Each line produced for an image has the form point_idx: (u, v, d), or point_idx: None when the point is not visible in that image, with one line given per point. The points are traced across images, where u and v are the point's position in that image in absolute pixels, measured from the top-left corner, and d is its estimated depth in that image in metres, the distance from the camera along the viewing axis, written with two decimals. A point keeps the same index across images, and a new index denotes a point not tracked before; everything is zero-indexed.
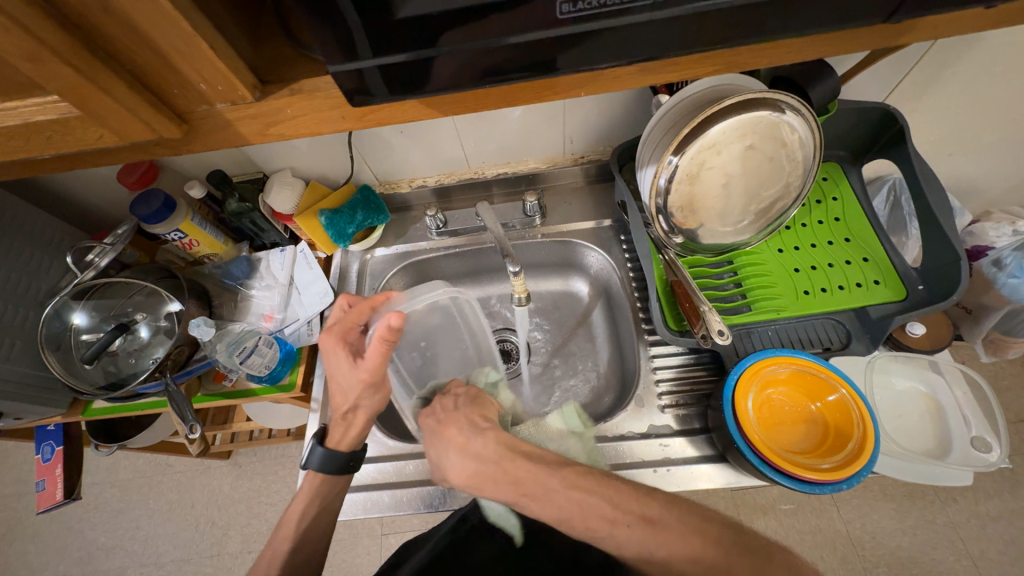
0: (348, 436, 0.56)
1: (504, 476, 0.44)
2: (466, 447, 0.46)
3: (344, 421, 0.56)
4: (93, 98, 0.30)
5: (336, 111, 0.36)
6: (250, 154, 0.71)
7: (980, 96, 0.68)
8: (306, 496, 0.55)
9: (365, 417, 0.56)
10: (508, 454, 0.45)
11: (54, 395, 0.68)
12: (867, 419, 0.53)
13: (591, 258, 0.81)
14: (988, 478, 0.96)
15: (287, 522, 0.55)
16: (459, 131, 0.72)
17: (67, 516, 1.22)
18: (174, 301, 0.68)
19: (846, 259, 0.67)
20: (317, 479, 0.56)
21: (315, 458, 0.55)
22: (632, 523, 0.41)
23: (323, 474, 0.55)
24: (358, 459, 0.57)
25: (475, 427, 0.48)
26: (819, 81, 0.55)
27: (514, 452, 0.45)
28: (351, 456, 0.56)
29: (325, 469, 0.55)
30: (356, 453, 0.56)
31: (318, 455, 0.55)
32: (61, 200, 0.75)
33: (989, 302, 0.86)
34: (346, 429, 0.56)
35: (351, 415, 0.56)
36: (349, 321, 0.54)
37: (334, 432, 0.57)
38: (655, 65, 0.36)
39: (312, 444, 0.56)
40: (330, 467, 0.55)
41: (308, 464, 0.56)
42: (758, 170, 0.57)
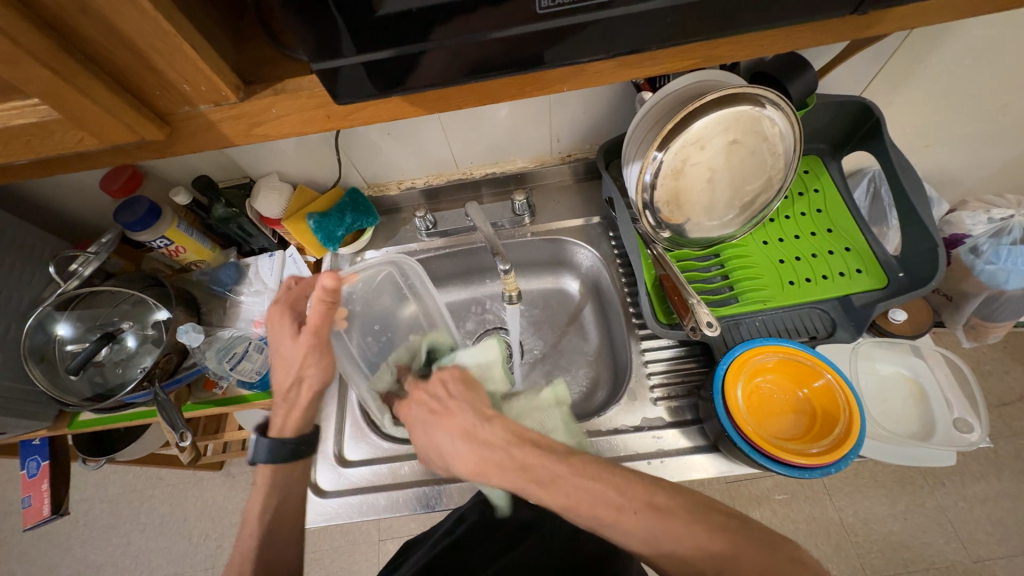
0: (294, 421, 0.57)
1: (510, 461, 0.45)
2: (473, 434, 0.48)
3: (285, 404, 0.57)
4: (72, 101, 0.30)
5: (320, 110, 0.36)
6: (236, 158, 0.71)
7: (952, 88, 0.70)
8: (260, 489, 0.54)
9: (310, 392, 0.56)
10: (515, 440, 0.46)
11: (40, 407, 0.67)
12: (852, 402, 0.54)
13: (581, 254, 0.82)
14: (973, 461, 0.98)
15: (248, 518, 0.53)
16: (446, 132, 0.72)
17: (55, 534, 1.19)
18: (161, 309, 0.67)
19: (828, 249, 0.68)
20: (268, 470, 0.55)
21: (259, 448, 0.55)
22: (628, 509, 0.40)
23: (272, 463, 0.54)
24: (310, 443, 0.56)
25: (481, 414, 0.49)
26: (797, 76, 0.57)
27: (520, 438, 0.46)
28: (300, 440, 0.55)
29: (271, 458, 0.54)
30: (304, 435, 0.56)
31: (266, 446, 0.54)
32: (42, 209, 0.74)
33: (968, 288, 0.88)
34: (289, 410, 0.57)
35: (293, 394, 0.56)
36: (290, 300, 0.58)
37: (274, 419, 0.57)
38: (635, 59, 0.37)
39: (256, 435, 0.56)
40: (280, 453, 0.54)
41: (256, 457, 0.55)
42: (740, 163, 0.58)
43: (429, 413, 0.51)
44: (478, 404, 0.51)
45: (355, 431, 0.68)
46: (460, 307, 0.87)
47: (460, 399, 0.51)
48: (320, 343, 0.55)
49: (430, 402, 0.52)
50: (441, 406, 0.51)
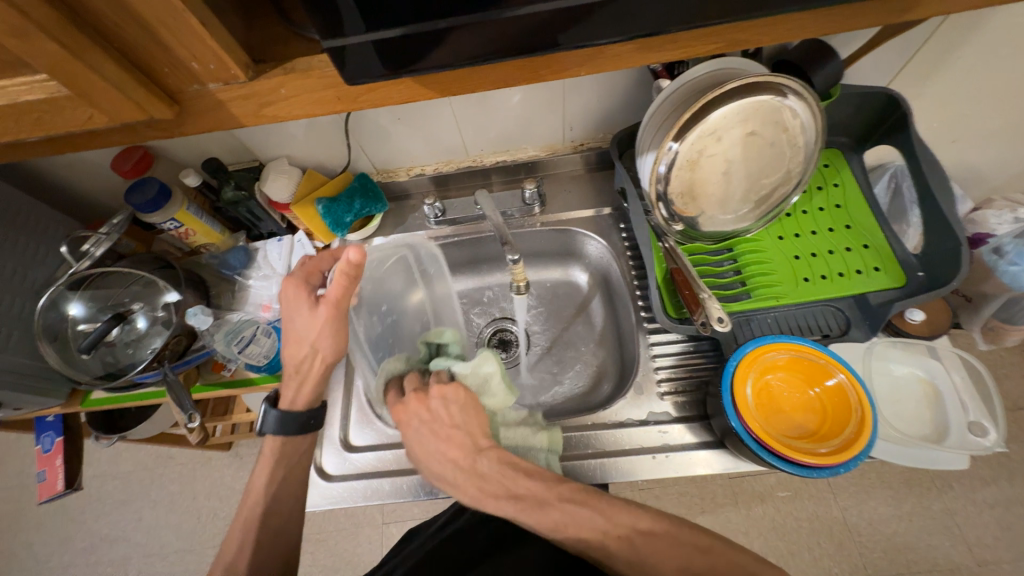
0: (305, 394, 0.56)
1: (505, 494, 0.44)
2: (469, 466, 0.46)
3: (296, 377, 0.56)
4: (81, 76, 0.29)
5: (330, 91, 0.36)
6: (245, 141, 0.70)
7: (984, 80, 0.67)
8: (269, 460, 0.55)
9: (323, 365, 0.55)
10: (512, 471, 0.46)
11: (53, 385, 0.68)
12: (864, 403, 0.54)
13: (591, 246, 0.80)
14: (984, 465, 0.97)
15: (254, 492, 0.54)
16: (458, 118, 0.71)
17: (70, 507, 1.22)
18: (171, 291, 0.67)
19: (846, 246, 0.66)
20: (276, 441, 0.56)
21: (269, 420, 0.55)
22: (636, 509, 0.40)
23: (280, 435, 0.55)
24: (319, 418, 0.57)
25: (479, 445, 0.47)
26: (822, 65, 0.55)
27: (515, 470, 0.46)
28: (310, 414, 0.56)
29: (280, 429, 0.55)
30: (314, 410, 0.57)
31: (274, 418, 0.55)
32: (55, 189, 0.74)
33: (989, 290, 0.86)
34: (300, 385, 0.56)
35: (307, 370, 0.55)
36: (304, 272, 0.55)
37: (285, 392, 0.56)
38: (656, 43, 0.36)
39: (265, 407, 0.56)
40: (289, 425, 0.55)
41: (264, 428, 0.56)
42: (759, 155, 0.56)
43: (430, 434, 0.48)
44: (482, 432, 0.49)
45: (360, 417, 0.69)
46: (467, 296, 0.87)
47: (460, 422, 0.49)
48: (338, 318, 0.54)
49: (431, 423, 0.49)
50: (440, 427, 0.48)
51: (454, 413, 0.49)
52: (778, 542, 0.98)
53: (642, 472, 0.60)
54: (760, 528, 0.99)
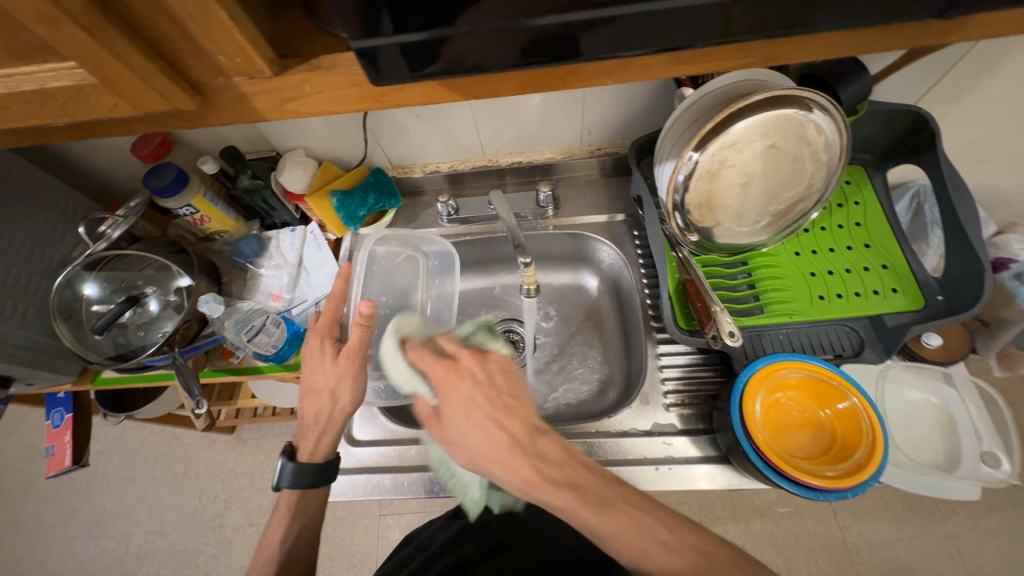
0: (318, 445, 0.56)
1: (562, 480, 0.40)
2: (526, 446, 0.42)
3: (315, 429, 0.56)
4: (108, 66, 0.29)
5: (353, 90, 0.36)
6: (263, 131, 0.71)
7: (1018, 102, 0.65)
8: (284, 515, 0.55)
9: (341, 416, 0.55)
10: (569, 457, 0.42)
11: (65, 363, 0.69)
12: (877, 427, 0.52)
13: (603, 252, 0.80)
14: (991, 493, 0.95)
15: (268, 545, 0.54)
16: (476, 117, 0.70)
17: (75, 480, 1.25)
18: (184, 276, 0.68)
19: (864, 265, 0.65)
20: (291, 496, 0.56)
21: (284, 474, 0.55)
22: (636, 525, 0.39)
23: (294, 489, 0.55)
24: (331, 469, 0.56)
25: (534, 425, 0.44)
26: (851, 81, 0.54)
27: (574, 457, 0.42)
28: (327, 466, 0.56)
29: (294, 484, 0.55)
30: (329, 461, 0.56)
31: (289, 472, 0.55)
32: (76, 170, 0.75)
33: (1008, 316, 0.84)
34: (319, 436, 0.56)
35: (324, 420, 0.55)
36: (330, 323, 0.57)
37: (302, 443, 0.56)
38: (684, 54, 0.35)
39: (283, 460, 0.56)
40: (303, 479, 0.55)
41: (279, 483, 0.55)
42: (781, 170, 0.55)
43: (484, 403, 0.44)
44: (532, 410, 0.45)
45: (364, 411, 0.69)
46: (476, 295, 0.86)
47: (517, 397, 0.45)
48: (358, 371, 0.55)
49: (486, 390, 0.45)
50: (484, 403, 0.44)
51: (494, 380, 0.46)
52: (775, 558, 0.97)
53: (644, 483, 0.60)
54: (758, 543, 0.98)
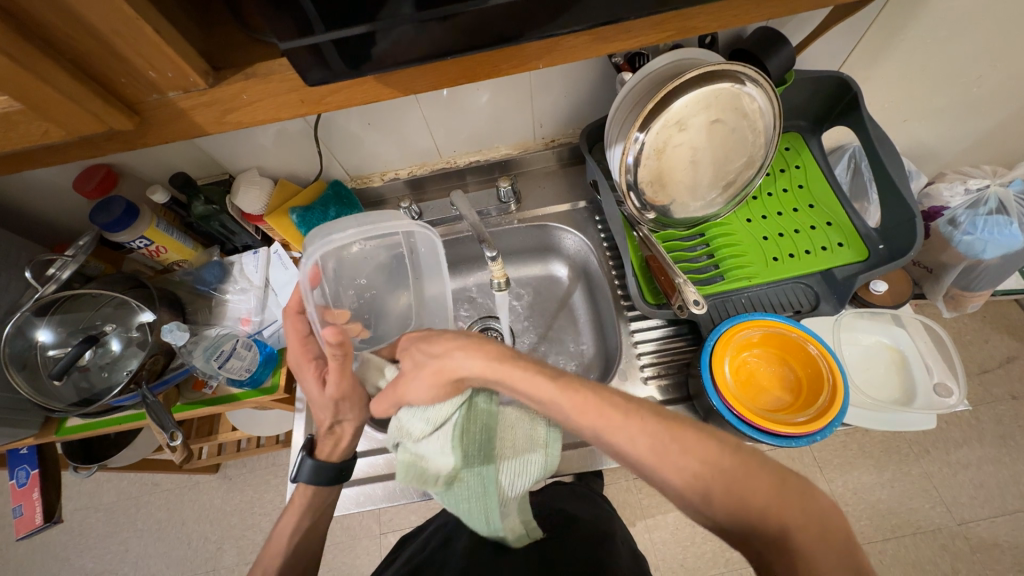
0: (332, 448, 0.57)
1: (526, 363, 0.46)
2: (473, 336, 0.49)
3: (332, 435, 0.57)
4: (34, 89, 0.29)
5: (293, 94, 0.36)
6: (213, 154, 0.69)
7: (927, 61, 0.71)
8: (296, 508, 0.55)
9: (356, 425, 0.57)
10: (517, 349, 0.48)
11: (24, 415, 0.66)
12: (836, 370, 0.55)
13: (568, 240, 0.82)
14: (956, 427, 1.02)
15: (280, 538, 0.55)
16: (429, 121, 0.71)
17: (51, 544, 1.18)
18: (145, 310, 0.66)
19: (810, 224, 0.69)
20: (305, 493, 0.56)
21: (304, 470, 0.55)
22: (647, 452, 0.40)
23: (315, 484, 0.55)
24: (350, 469, 0.57)
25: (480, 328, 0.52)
26: (775, 52, 0.57)
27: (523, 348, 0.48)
28: (345, 465, 0.56)
29: (311, 481, 0.55)
30: (347, 462, 0.57)
31: (307, 471, 0.55)
32: (15, 213, 0.72)
33: (947, 260, 0.90)
34: (338, 440, 0.57)
35: (338, 425, 0.56)
36: (299, 345, 0.55)
37: (321, 445, 0.57)
38: (610, 33, 0.37)
39: (301, 455, 0.56)
40: (322, 476, 0.55)
41: (298, 476, 0.55)
42: (722, 142, 0.58)
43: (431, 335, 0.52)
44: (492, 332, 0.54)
45: None
46: None
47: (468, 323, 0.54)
48: (351, 391, 0.54)
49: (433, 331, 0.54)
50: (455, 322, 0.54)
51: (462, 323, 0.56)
52: None
53: None
54: None
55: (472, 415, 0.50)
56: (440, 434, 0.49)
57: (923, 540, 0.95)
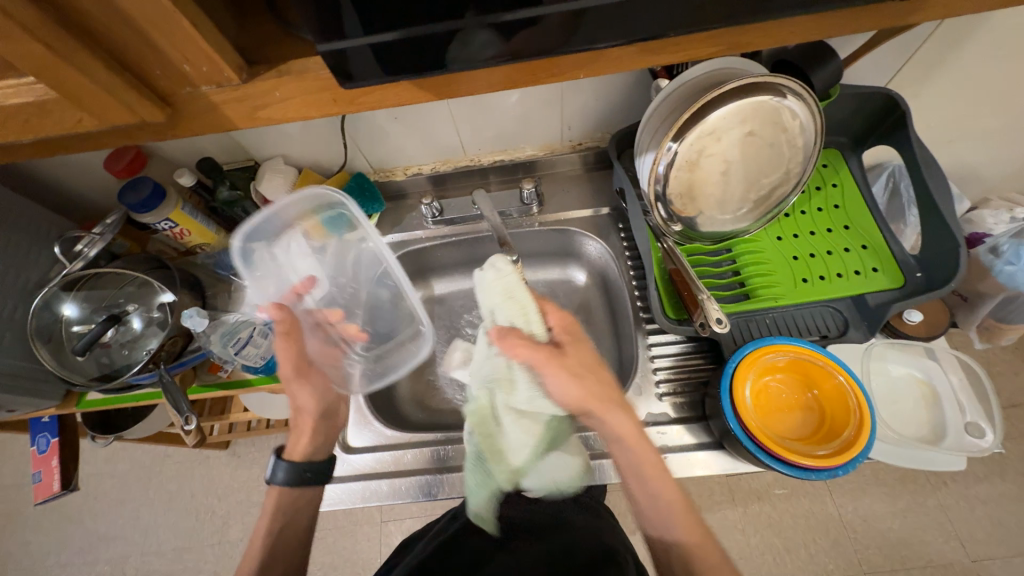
0: (306, 445, 0.60)
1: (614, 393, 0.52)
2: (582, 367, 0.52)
3: (297, 429, 0.61)
4: (68, 78, 0.29)
5: (325, 93, 0.35)
6: (240, 140, 0.70)
7: (983, 81, 0.67)
8: (269, 511, 0.56)
9: (320, 417, 0.61)
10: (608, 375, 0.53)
11: (47, 386, 0.67)
12: (863, 404, 0.53)
13: (589, 246, 0.80)
14: (979, 462, 0.98)
15: (254, 541, 0.55)
16: (455, 117, 0.70)
17: (66, 506, 1.22)
18: (166, 292, 0.67)
19: (844, 246, 0.66)
20: (286, 496, 0.57)
21: (280, 469, 0.57)
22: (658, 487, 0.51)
23: (291, 484, 0.57)
24: (317, 469, 0.58)
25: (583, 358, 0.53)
26: (822, 66, 0.55)
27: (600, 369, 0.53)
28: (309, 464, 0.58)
29: (287, 480, 0.56)
30: (314, 461, 0.58)
31: (283, 469, 0.57)
32: (48, 189, 0.73)
33: (985, 289, 0.86)
34: (298, 437, 0.60)
35: (300, 420, 0.61)
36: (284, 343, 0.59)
37: (296, 444, 0.60)
38: (655, 45, 0.35)
39: (272, 458, 0.58)
40: (292, 475, 0.57)
41: (273, 477, 0.57)
42: (758, 156, 0.56)
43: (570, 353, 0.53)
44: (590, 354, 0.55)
45: (357, 418, 0.68)
46: (464, 296, 0.86)
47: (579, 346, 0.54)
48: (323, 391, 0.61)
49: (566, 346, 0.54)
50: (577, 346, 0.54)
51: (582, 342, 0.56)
52: (773, 539, 0.98)
53: None
54: (757, 525, 0.99)
55: (556, 425, 0.58)
56: (528, 421, 0.57)
57: None
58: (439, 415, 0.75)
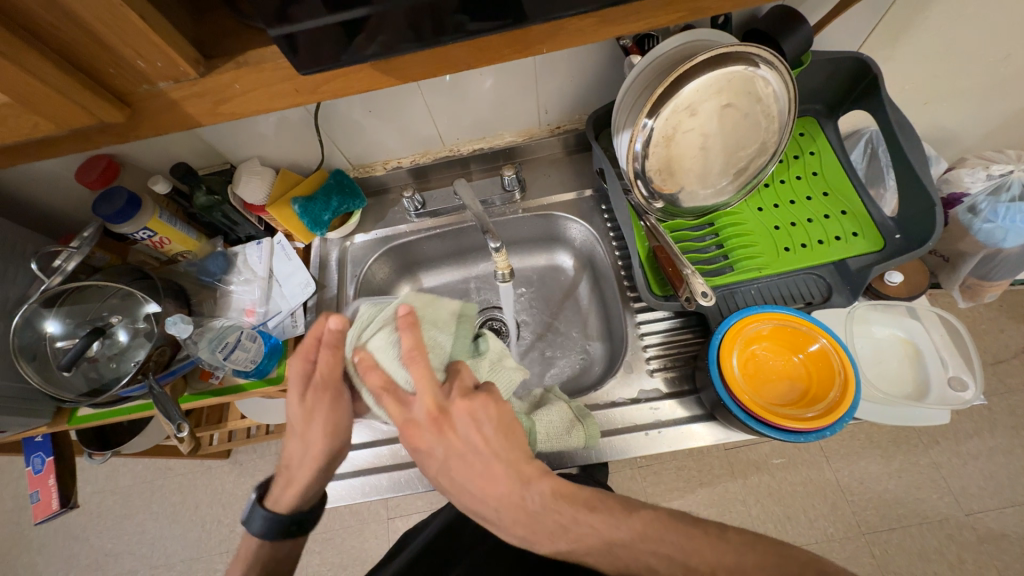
0: (293, 494, 0.50)
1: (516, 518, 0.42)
2: (453, 490, 0.45)
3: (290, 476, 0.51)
4: (20, 81, 0.29)
5: (287, 83, 0.35)
6: (213, 142, 0.69)
7: (954, 40, 0.67)
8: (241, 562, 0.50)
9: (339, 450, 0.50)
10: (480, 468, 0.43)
11: (37, 405, 0.67)
12: (847, 365, 0.55)
13: (573, 229, 0.80)
14: (967, 419, 1.00)
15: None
16: (430, 108, 0.70)
17: (70, 526, 1.21)
18: (150, 302, 0.66)
19: (824, 213, 0.67)
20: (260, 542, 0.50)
21: (255, 519, 0.49)
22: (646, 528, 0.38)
23: (265, 538, 0.49)
24: (303, 521, 0.50)
25: (458, 456, 0.44)
26: (792, 32, 0.55)
27: (470, 474, 0.43)
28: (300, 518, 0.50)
29: (262, 535, 0.49)
30: (299, 514, 0.50)
31: (259, 520, 0.49)
32: (19, 205, 0.72)
33: (965, 248, 0.87)
34: (287, 483, 0.50)
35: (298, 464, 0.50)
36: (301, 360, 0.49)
37: (277, 491, 0.50)
38: (615, 14, 0.35)
39: (252, 500, 0.51)
40: (271, 530, 0.49)
41: (249, 526, 0.50)
42: (734, 128, 0.56)
43: (460, 465, 0.43)
44: (458, 450, 0.44)
45: None
46: (455, 288, 0.87)
47: (451, 441, 0.44)
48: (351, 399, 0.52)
49: (458, 453, 0.44)
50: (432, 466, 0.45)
51: (491, 436, 0.44)
52: (775, 507, 1.00)
53: (635, 449, 0.61)
54: (758, 495, 1.01)
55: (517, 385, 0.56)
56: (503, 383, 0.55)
57: (929, 530, 0.94)
58: None
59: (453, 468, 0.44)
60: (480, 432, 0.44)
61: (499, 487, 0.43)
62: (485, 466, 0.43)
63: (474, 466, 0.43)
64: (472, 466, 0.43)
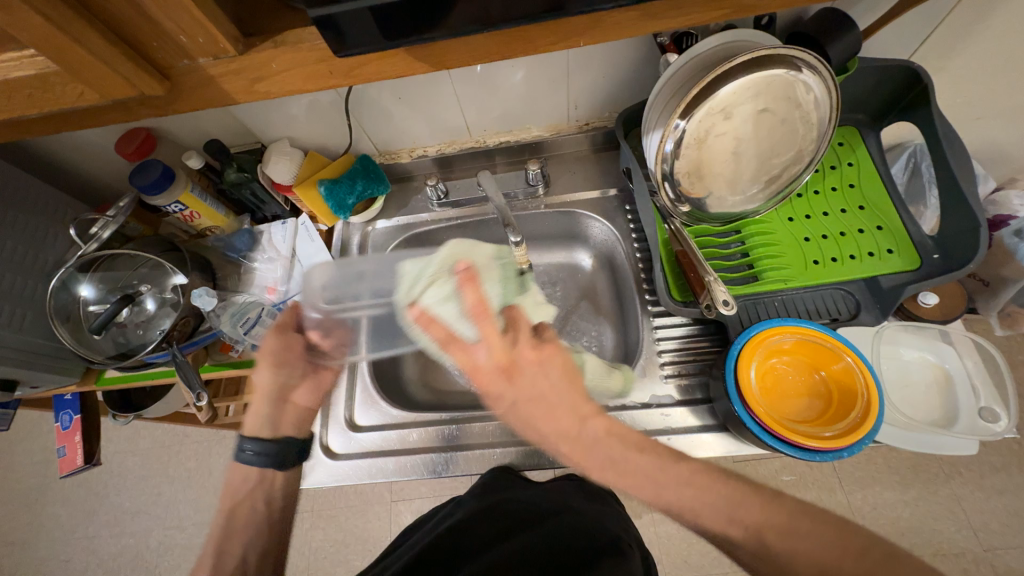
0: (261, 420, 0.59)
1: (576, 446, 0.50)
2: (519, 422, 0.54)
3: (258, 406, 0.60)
4: (69, 50, 0.30)
5: (321, 65, 0.35)
6: (245, 121, 0.70)
7: (1014, 53, 0.63)
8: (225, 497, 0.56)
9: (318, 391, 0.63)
10: (547, 414, 0.51)
11: (68, 364, 0.70)
12: (872, 387, 0.52)
13: (595, 228, 0.79)
14: (994, 452, 0.95)
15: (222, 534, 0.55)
16: (460, 98, 0.70)
17: (92, 482, 1.27)
18: (178, 274, 0.68)
19: (858, 227, 0.64)
20: (238, 473, 0.57)
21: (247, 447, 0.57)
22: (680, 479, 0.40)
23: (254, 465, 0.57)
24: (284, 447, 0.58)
25: (520, 400, 0.52)
26: (840, 37, 0.52)
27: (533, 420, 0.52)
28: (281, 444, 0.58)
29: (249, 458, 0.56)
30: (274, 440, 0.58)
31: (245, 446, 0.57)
32: (62, 172, 0.75)
33: (1008, 274, 0.83)
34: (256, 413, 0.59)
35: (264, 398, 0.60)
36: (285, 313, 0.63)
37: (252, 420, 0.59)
38: (655, 9, 0.34)
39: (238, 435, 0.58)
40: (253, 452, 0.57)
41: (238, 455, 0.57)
42: (769, 134, 0.54)
43: (524, 402, 0.52)
44: (521, 394, 0.52)
45: (365, 397, 0.70)
46: None
47: (512, 382, 0.52)
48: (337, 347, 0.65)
49: (524, 394, 0.52)
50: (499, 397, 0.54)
51: (557, 384, 0.51)
52: None
53: None
54: None
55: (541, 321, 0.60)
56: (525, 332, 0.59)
57: (944, 563, 0.91)
58: (446, 396, 0.77)
59: (520, 404, 0.52)
60: (545, 381, 0.52)
61: (563, 430, 0.50)
62: (549, 409, 0.51)
63: (540, 407, 0.51)
64: (539, 411, 0.51)
